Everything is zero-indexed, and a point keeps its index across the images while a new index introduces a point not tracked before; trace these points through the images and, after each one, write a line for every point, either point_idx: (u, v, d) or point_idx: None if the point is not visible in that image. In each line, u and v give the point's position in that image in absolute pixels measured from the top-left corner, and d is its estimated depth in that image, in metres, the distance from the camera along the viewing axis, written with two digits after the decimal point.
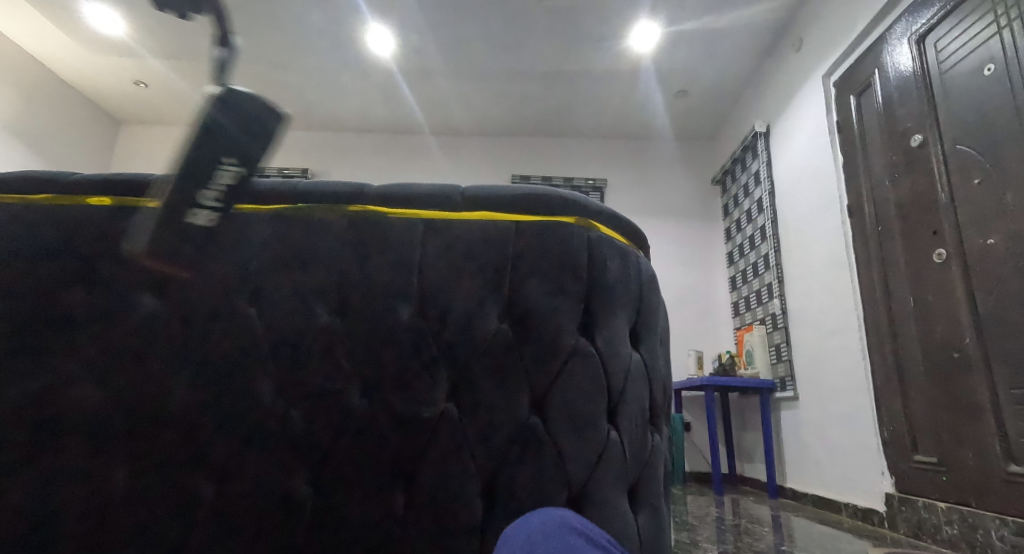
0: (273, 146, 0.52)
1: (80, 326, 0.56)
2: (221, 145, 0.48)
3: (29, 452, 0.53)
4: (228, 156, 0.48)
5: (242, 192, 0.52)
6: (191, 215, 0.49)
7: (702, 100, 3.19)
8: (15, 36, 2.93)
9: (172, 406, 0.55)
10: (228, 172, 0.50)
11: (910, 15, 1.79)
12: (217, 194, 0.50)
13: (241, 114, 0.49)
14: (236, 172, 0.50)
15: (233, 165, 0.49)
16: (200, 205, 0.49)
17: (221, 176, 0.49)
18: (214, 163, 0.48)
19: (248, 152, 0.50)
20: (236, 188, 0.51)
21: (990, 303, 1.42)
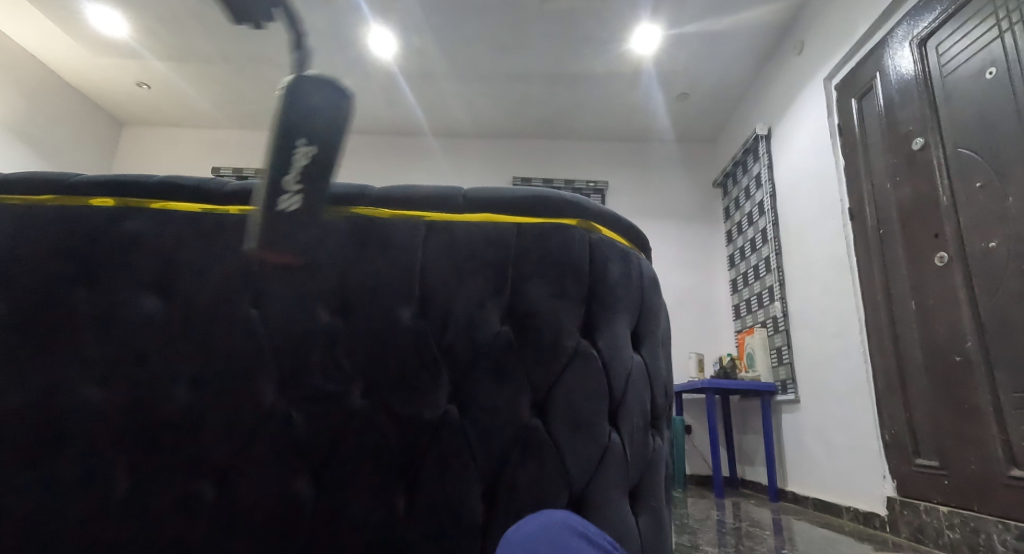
0: (342, 119, 0.48)
1: (82, 326, 0.56)
2: (283, 126, 0.45)
3: (32, 451, 0.54)
4: (290, 132, 0.45)
5: (329, 174, 0.48)
6: (274, 203, 0.45)
7: (703, 103, 3.20)
8: (18, 37, 2.94)
9: (173, 408, 0.55)
10: (304, 151, 0.46)
11: (911, 19, 1.80)
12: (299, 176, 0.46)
13: (305, 89, 0.46)
14: (310, 149, 0.46)
15: (302, 142, 0.46)
16: (282, 191, 0.45)
17: (296, 158, 0.46)
18: (289, 145, 0.46)
19: (319, 129, 0.47)
20: (321, 171, 0.47)
21: (991, 307, 1.42)
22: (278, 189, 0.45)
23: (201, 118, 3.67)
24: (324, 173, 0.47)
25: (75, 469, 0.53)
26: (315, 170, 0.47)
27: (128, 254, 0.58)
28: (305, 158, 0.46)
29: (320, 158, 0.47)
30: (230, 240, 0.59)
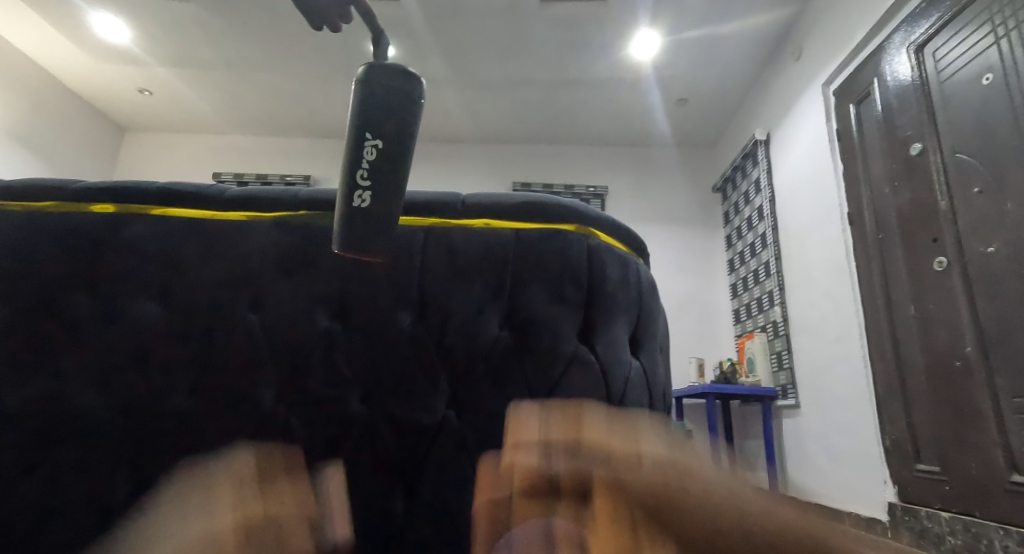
0: (406, 105, 0.47)
1: (84, 331, 0.56)
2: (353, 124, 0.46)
3: (33, 457, 0.53)
4: (358, 128, 0.45)
5: (398, 162, 0.46)
6: (347, 202, 0.46)
7: (703, 109, 3.21)
8: (21, 44, 2.96)
9: (171, 413, 0.55)
10: (371, 144, 0.46)
11: (909, 25, 1.81)
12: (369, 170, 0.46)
13: (367, 82, 0.47)
14: (377, 140, 0.46)
15: (368, 135, 0.46)
16: (355, 188, 0.45)
17: (367, 152, 0.46)
18: (359, 141, 0.46)
19: (386, 119, 0.46)
20: (393, 163, 0.46)
21: (991, 312, 1.42)
22: (348, 185, 0.46)
23: (202, 124, 3.69)
24: (397, 164, 0.46)
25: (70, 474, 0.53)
26: (385, 160, 0.46)
27: (127, 259, 0.58)
28: (374, 151, 0.46)
29: (391, 147, 0.46)
30: (230, 246, 0.59)
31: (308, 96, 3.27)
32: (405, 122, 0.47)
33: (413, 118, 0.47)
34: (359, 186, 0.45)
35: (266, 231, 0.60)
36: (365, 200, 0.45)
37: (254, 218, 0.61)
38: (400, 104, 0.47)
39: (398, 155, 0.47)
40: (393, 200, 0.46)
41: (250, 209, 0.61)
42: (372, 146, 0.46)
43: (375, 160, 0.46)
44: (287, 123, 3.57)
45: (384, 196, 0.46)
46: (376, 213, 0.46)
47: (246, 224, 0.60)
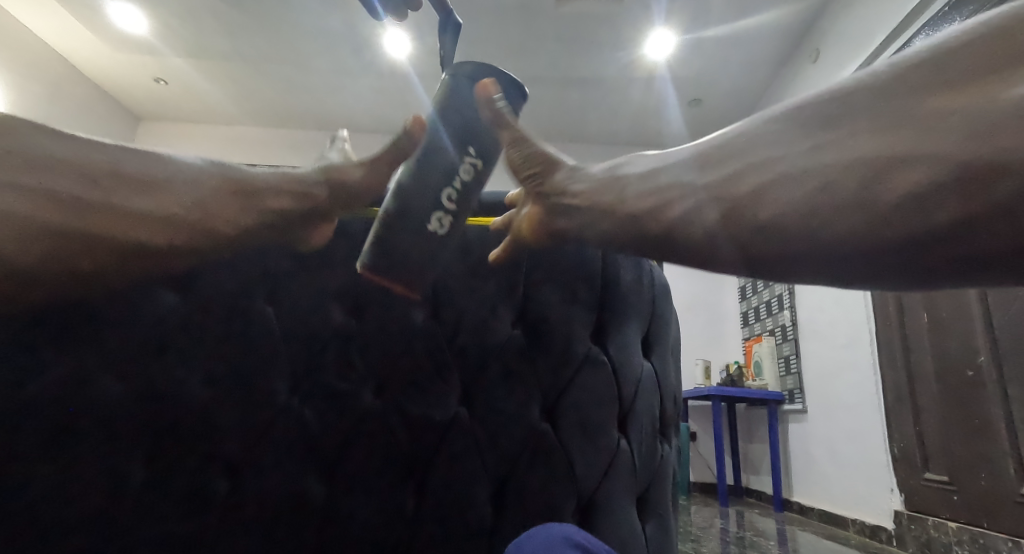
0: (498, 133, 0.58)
1: (100, 314, 0.51)
2: (455, 143, 0.55)
3: (46, 448, 0.48)
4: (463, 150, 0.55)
5: (474, 186, 0.57)
6: (430, 213, 0.53)
7: (717, 109, 3.20)
8: (40, 32, 2.99)
9: (189, 403, 0.53)
10: (465, 166, 0.56)
11: (930, 29, 1.79)
12: (453, 193, 0.55)
13: (467, 104, 0.56)
14: (471, 165, 0.56)
15: (469, 159, 0.56)
16: (441, 205, 0.54)
17: (460, 173, 0.56)
18: (453, 160, 0.55)
19: (479, 146, 0.57)
20: (472, 186, 0.57)
21: (1006, 322, 1.40)
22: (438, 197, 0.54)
23: (216, 115, 3.71)
24: (475, 186, 0.57)
25: (71, 463, 0.49)
26: (471, 180, 0.56)
27: None
28: (465, 173, 0.56)
29: (476, 171, 0.57)
30: None
31: (323, 90, 3.28)
32: (490, 148, 0.58)
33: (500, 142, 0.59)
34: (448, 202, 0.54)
35: None
36: (446, 221, 0.54)
37: None
38: (494, 132, 0.57)
39: (475, 182, 0.57)
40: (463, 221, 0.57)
41: None
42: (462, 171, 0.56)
43: (465, 181, 0.56)
44: (300, 114, 3.59)
45: (459, 216, 0.56)
46: (448, 230, 0.55)
47: None
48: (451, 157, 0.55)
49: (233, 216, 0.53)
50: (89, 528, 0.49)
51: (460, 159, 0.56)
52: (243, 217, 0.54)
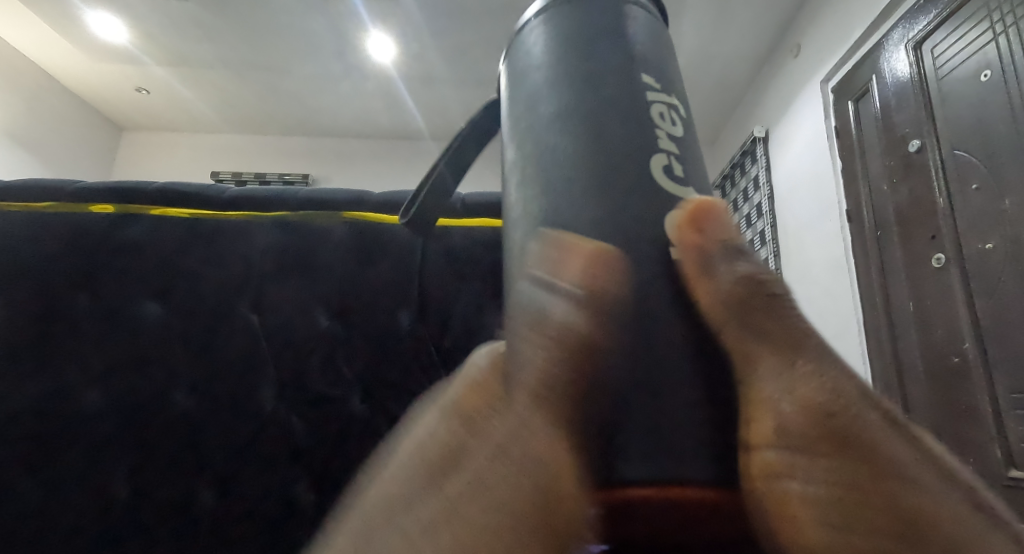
0: (614, 80, 0.47)
1: (102, 338, 0.57)
2: (638, 114, 0.46)
3: (56, 456, 0.54)
4: (653, 127, 0.46)
5: (682, 156, 0.47)
6: (672, 171, 0.45)
7: (702, 105, 3.25)
8: (17, 42, 2.98)
9: (173, 411, 0.56)
10: (656, 110, 0.47)
11: (907, 22, 1.83)
12: (678, 167, 0.45)
13: (590, 35, 0.50)
14: (659, 124, 0.47)
15: (657, 126, 0.46)
16: (680, 182, 0.45)
17: (661, 138, 0.46)
18: (648, 126, 0.46)
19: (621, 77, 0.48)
20: (680, 150, 0.47)
21: (989, 309, 1.44)
22: (661, 143, 0.46)
23: (201, 124, 3.70)
24: (670, 131, 0.47)
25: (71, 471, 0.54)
26: (669, 133, 0.47)
27: (126, 259, 0.60)
28: (658, 114, 0.47)
29: (656, 106, 0.48)
30: (232, 242, 0.61)
31: (307, 95, 3.26)
32: (618, 77, 0.48)
33: (624, 68, 0.48)
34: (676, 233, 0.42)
35: (266, 230, 0.62)
36: (683, 185, 0.45)
37: (254, 217, 0.63)
38: (611, 75, 0.48)
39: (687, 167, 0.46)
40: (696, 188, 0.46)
41: (249, 209, 0.63)
42: (667, 144, 0.46)
43: (691, 196, 0.45)
44: (286, 122, 3.58)
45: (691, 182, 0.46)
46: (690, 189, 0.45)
47: (245, 224, 0.62)
48: (646, 137, 0.45)
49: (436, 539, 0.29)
50: (90, 533, 0.53)
51: (655, 129, 0.46)
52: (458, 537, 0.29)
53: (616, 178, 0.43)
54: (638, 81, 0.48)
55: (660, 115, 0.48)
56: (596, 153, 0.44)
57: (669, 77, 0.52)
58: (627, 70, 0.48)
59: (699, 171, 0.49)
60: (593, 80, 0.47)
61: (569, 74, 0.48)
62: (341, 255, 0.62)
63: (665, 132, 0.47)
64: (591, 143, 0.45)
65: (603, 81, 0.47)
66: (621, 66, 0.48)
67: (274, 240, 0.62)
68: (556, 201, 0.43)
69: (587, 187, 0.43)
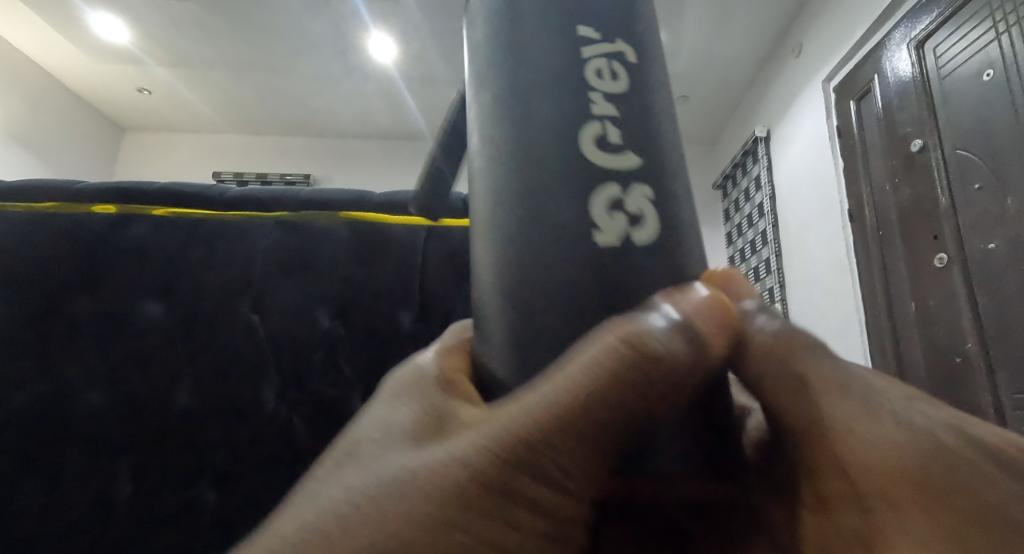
0: (547, 46, 0.44)
1: (101, 338, 0.57)
2: (570, 84, 0.43)
3: (56, 456, 0.54)
4: (586, 94, 0.43)
5: (627, 119, 0.43)
6: (603, 139, 0.41)
7: (703, 105, 3.25)
8: (18, 43, 2.98)
9: (173, 411, 0.56)
10: (591, 71, 0.43)
11: (909, 21, 1.82)
12: (615, 134, 0.42)
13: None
14: (594, 87, 0.43)
15: (591, 92, 0.43)
16: (613, 152, 0.41)
17: (595, 105, 0.43)
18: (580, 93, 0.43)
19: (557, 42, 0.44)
20: (623, 113, 0.43)
21: (992, 309, 1.43)
22: (594, 110, 0.42)
23: (202, 124, 3.70)
24: (610, 92, 0.43)
25: (72, 471, 0.54)
26: (609, 95, 0.43)
27: (127, 260, 0.60)
28: (595, 74, 0.44)
29: (592, 67, 0.44)
30: (232, 242, 0.61)
31: (308, 95, 3.26)
32: (551, 42, 0.44)
33: (558, 32, 0.44)
34: (602, 209, 0.39)
35: (266, 230, 0.62)
36: (619, 153, 0.41)
37: (254, 218, 0.63)
38: (545, 42, 0.44)
39: (628, 131, 0.43)
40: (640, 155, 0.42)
41: (250, 209, 0.63)
42: (601, 107, 0.43)
43: (631, 160, 0.41)
44: (287, 122, 3.58)
45: (629, 148, 0.42)
46: (627, 157, 0.42)
47: (245, 224, 0.62)
48: (577, 107, 0.42)
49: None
50: (90, 534, 0.53)
51: (586, 95, 0.43)
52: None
53: (542, 160, 0.41)
54: (572, 39, 0.44)
55: (595, 73, 0.44)
56: (525, 138, 0.42)
57: (618, 23, 0.47)
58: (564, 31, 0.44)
59: (650, 126, 0.44)
60: (526, 52, 0.44)
61: (502, 50, 0.45)
62: (342, 255, 0.62)
63: (601, 93, 0.43)
64: (519, 119, 0.42)
65: (536, 50, 0.44)
66: (556, 30, 0.44)
67: (275, 241, 0.62)
68: (491, 193, 0.43)
69: (519, 174, 0.41)
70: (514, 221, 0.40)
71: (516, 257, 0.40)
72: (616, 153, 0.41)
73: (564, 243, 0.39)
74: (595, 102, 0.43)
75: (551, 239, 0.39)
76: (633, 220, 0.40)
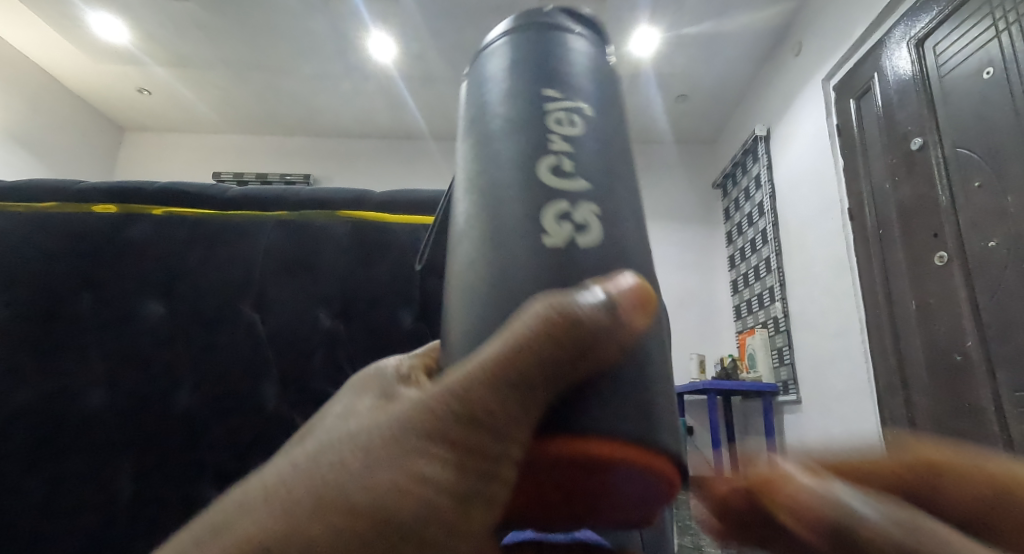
0: (515, 74, 0.39)
1: (103, 337, 0.57)
2: (529, 104, 0.37)
3: (58, 455, 0.55)
4: (545, 115, 0.37)
5: (588, 148, 0.37)
6: (553, 163, 0.35)
7: (703, 104, 3.25)
8: (19, 43, 2.98)
9: (175, 410, 0.56)
10: (556, 96, 0.38)
11: (909, 19, 1.82)
12: (569, 160, 0.35)
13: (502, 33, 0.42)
14: (558, 110, 0.37)
15: (550, 113, 0.37)
16: (562, 176, 0.35)
17: (552, 126, 0.36)
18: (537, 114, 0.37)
19: (527, 69, 0.39)
20: (588, 142, 0.37)
21: (993, 307, 1.43)
22: (551, 132, 0.36)
23: (202, 125, 3.71)
24: (573, 120, 0.37)
25: (73, 470, 0.54)
26: (571, 121, 0.37)
27: (130, 259, 0.60)
28: (559, 100, 0.37)
29: (562, 94, 0.38)
30: (234, 242, 0.61)
31: (307, 95, 3.26)
32: (520, 69, 0.39)
33: (531, 58, 0.39)
34: (548, 216, 0.33)
35: (269, 230, 0.62)
36: (569, 179, 0.35)
37: (257, 217, 0.63)
38: (514, 70, 0.39)
39: (591, 150, 0.37)
40: (599, 190, 0.35)
41: (252, 208, 0.63)
42: (571, 123, 0.37)
43: (582, 188, 0.35)
44: (287, 122, 3.59)
45: (585, 180, 0.35)
46: (578, 186, 0.35)
47: (248, 223, 0.62)
48: (532, 127, 0.36)
49: (305, 536, 0.24)
50: (90, 533, 0.53)
51: (545, 116, 0.37)
52: (338, 526, 0.24)
53: (486, 183, 0.36)
54: (547, 65, 0.39)
55: (564, 98, 0.38)
56: (475, 164, 0.37)
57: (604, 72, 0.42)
58: (540, 61, 0.39)
59: (615, 168, 0.37)
60: (495, 79, 0.40)
61: (476, 84, 0.42)
62: (344, 254, 0.62)
63: (564, 116, 0.37)
64: (476, 144, 0.38)
65: (503, 77, 0.40)
66: (528, 58, 0.39)
67: (277, 240, 0.62)
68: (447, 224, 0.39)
69: (467, 202, 0.37)
70: (457, 254, 0.36)
71: (452, 293, 0.35)
72: (566, 180, 0.35)
73: (503, 253, 0.33)
74: (554, 125, 0.37)
75: (480, 271, 0.33)
76: (579, 229, 0.33)
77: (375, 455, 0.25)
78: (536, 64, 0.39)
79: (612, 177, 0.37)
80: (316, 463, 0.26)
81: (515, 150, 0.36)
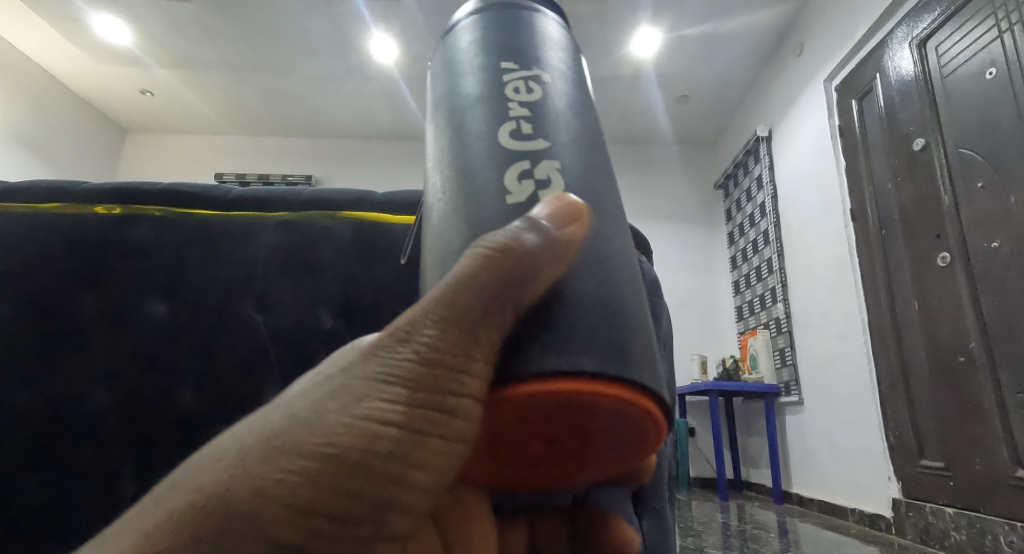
0: (475, 53, 0.38)
1: (104, 337, 0.57)
2: (487, 76, 0.36)
3: (59, 454, 0.55)
4: (502, 83, 0.35)
5: (552, 111, 0.34)
6: (511, 127, 0.33)
7: (704, 105, 3.25)
8: (22, 45, 3.00)
9: (177, 410, 0.56)
10: (514, 65, 0.36)
11: (910, 20, 1.82)
12: (528, 122, 0.33)
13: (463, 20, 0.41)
14: (516, 77, 0.35)
15: (508, 81, 0.35)
16: (520, 137, 0.32)
17: (512, 93, 0.35)
18: (495, 85, 0.35)
19: (486, 47, 0.38)
20: (550, 105, 0.35)
21: (996, 308, 1.43)
22: (509, 99, 0.34)
23: (205, 126, 3.72)
24: (534, 85, 0.35)
25: (74, 469, 0.54)
26: (531, 86, 0.35)
27: (133, 260, 0.60)
28: (517, 68, 0.36)
29: (520, 63, 0.36)
30: (236, 242, 0.61)
31: (309, 96, 3.27)
32: (480, 49, 0.38)
33: (490, 37, 0.38)
34: (509, 177, 0.31)
35: (270, 230, 0.62)
36: (530, 140, 0.32)
37: (258, 217, 0.63)
38: (474, 49, 0.38)
39: (556, 112, 0.35)
40: (563, 148, 0.33)
41: (253, 209, 0.63)
42: (529, 89, 0.35)
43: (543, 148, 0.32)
44: (289, 123, 3.59)
45: (546, 138, 0.33)
46: (540, 144, 0.32)
47: (249, 223, 0.62)
48: (490, 99, 0.35)
49: (261, 482, 0.22)
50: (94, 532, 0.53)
51: (502, 85, 0.35)
52: (292, 475, 0.23)
53: (448, 160, 0.34)
54: (506, 41, 0.38)
55: (521, 68, 0.36)
56: (439, 146, 0.36)
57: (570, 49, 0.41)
58: (501, 39, 0.38)
59: (583, 129, 0.35)
60: (456, 62, 0.39)
61: (440, 72, 0.40)
62: (345, 255, 0.62)
63: (523, 82, 0.35)
64: (440, 127, 0.37)
65: (464, 57, 0.38)
66: (488, 37, 0.38)
67: (278, 240, 0.62)
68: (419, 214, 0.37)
69: (433, 185, 0.35)
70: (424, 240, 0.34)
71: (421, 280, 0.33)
72: (526, 140, 0.32)
73: (459, 223, 0.31)
74: (514, 92, 0.35)
75: (438, 248, 0.31)
76: (541, 184, 0.31)
77: (328, 403, 0.24)
78: (495, 41, 0.38)
79: (582, 139, 0.35)
80: (265, 418, 0.24)
81: (475, 122, 0.34)
